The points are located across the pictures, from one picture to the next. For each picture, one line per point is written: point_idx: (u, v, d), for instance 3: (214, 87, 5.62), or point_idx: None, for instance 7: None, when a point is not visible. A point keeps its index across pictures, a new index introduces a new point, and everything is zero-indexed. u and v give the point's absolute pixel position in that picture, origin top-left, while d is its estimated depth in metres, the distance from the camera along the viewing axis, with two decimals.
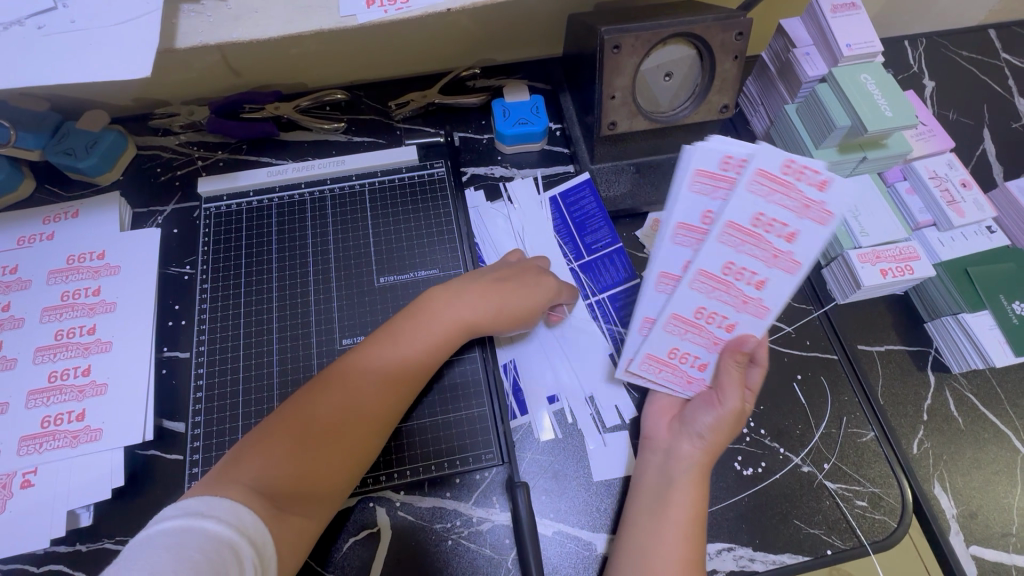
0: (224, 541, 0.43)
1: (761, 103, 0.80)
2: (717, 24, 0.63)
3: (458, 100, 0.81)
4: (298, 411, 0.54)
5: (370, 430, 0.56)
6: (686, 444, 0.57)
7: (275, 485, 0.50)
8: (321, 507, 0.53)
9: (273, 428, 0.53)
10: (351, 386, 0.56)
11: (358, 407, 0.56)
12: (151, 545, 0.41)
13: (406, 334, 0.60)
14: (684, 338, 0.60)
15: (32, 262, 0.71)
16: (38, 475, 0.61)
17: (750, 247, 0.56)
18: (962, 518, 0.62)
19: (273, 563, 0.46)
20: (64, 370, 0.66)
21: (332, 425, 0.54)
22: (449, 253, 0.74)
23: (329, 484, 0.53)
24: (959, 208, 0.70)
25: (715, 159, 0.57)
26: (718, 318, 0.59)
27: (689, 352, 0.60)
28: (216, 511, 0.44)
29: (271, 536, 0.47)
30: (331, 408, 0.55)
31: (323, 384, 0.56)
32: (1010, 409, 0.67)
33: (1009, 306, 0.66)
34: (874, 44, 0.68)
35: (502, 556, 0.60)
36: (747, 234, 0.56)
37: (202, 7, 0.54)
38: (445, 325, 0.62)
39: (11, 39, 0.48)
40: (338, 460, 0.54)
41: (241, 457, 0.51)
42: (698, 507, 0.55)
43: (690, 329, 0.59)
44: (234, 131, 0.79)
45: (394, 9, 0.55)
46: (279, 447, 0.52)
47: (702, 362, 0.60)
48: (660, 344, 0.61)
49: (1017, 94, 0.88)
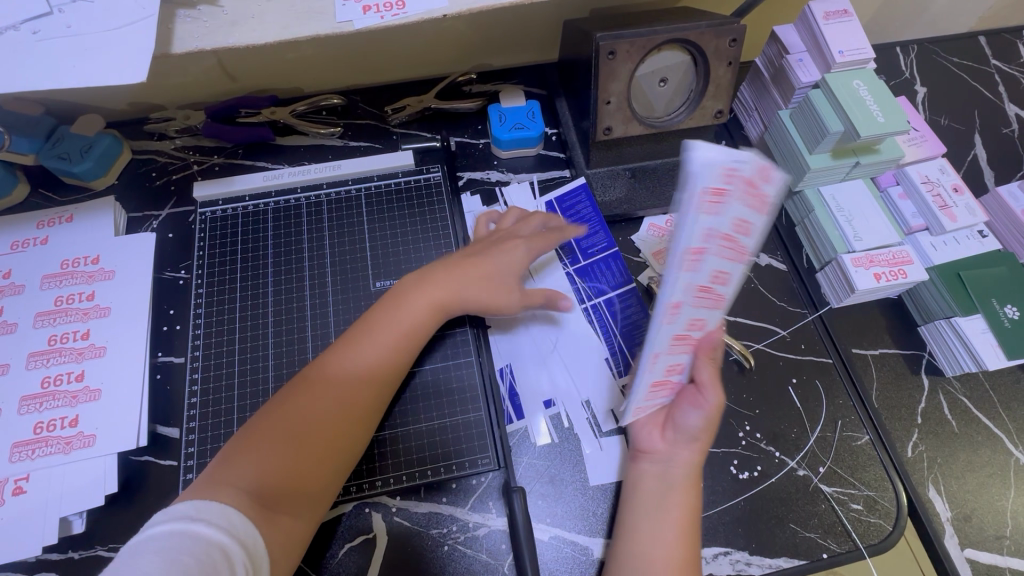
0: (214, 544, 0.43)
1: (755, 108, 0.81)
2: (711, 30, 0.63)
3: (453, 105, 0.81)
4: (282, 408, 0.54)
5: (355, 421, 0.56)
6: (686, 451, 0.55)
7: (266, 484, 0.50)
8: (313, 507, 0.53)
9: (258, 425, 0.53)
10: (331, 376, 0.56)
11: (343, 400, 0.56)
12: (143, 551, 0.41)
13: (384, 324, 0.60)
14: (668, 355, 0.47)
15: (25, 267, 0.71)
16: (30, 481, 0.61)
17: (724, 253, 0.40)
18: (957, 522, 0.63)
19: (265, 562, 0.46)
20: (57, 375, 0.66)
21: (320, 426, 0.54)
22: (436, 242, 0.75)
23: (318, 479, 0.53)
24: (951, 213, 0.71)
25: (710, 168, 0.37)
26: (697, 326, 0.46)
27: (675, 364, 0.49)
28: (207, 515, 0.44)
29: (261, 535, 0.47)
30: (318, 410, 0.54)
31: (306, 381, 0.56)
32: (1003, 413, 0.67)
33: (1001, 310, 0.67)
34: (866, 51, 0.68)
35: (499, 562, 0.60)
36: (725, 241, 0.40)
37: (197, 13, 0.54)
38: (424, 308, 0.62)
39: (7, 44, 0.48)
40: (325, 462, 0.54)
41: (228, 456, 0.51)
42: (696, 509, 0.55)
43: (676, 346, 0.47)
44: (228, 135, 0.79)
45: (390, 14, 0.55)
46: (265, 449, 0.51)
47: (679, 366, 0.50)
48: (656, 370, 0.48)
49: (1007, 100, 0.89)
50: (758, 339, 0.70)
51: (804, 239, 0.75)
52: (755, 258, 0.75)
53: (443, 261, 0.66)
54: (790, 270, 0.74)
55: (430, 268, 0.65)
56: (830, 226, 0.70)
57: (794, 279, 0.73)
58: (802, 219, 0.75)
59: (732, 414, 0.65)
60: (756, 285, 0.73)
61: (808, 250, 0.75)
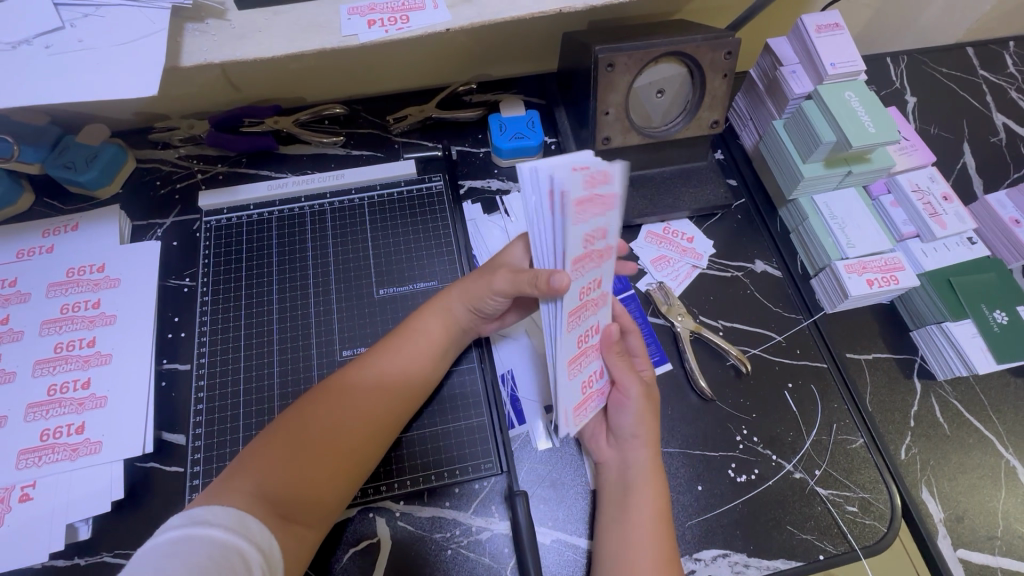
0: (230, 547, 0.43)
1: (750, 118, 0.82)
2: (707, 43, 0.65)
3: (454, 114, 0.83)
4: (296, 417, 0.55)
5: (369, 432, 0.57)
6: (635, 451, 0.58)
7: (282, 490, 0.51)
8: (324, 515, 0.54)
9: (273, 432, 0.54)
10: (345, 386, 0.58)
11: (357, 410, 0.57)
12: (158, 554, 0.42)
13: (399, 340, 0.63)
14: (580, 368, 0.54)
15: (31, 275, 0.72)
16: (37, 488, 0.61)
17: (586, 264, 0.49)
18: (950, 523, 0.64)
19: (280, 564, 0.47)
20: (63, 383, 0.66)
21: (335, 435, 0.55)
22: (439, 251, 0.76)
23: (331, 489, 0.54)
24: (941, 220, 0.73)
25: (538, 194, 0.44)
26: (591, 331, 0.54)
27: (590, 377, 0.56)
28: (220, 518, 0.45)
29: (275, 539, 0.47)
30: (333, 419, 0.56)
31: (320, 391, 0.58)
32: (994, 416, 0.69)
33: (990, 315, 0.68)
34: (857, 63, 0.70)
35: (502, 565, 0.61)
36: (582, 255, 0.48)
37: (206, 27, 0.55)
38: (434, 323, 0.64)
39: (19, 58, 0.49)
40: (339, 470, 0.55)
41: (242, 463, 0.52)
42: (664, 506, 0.56)
43: (580, 361, 0.53)
44: (231, 144, 0.80)
45: (395, 29, 0.56)
46: (281, 456, 0.52)
47: (596, 373, 0.56)
48: (574, 392, 0.53)
49: (994, 109, 0.91)
50: (754, 344, 0.71)
51: (798, 246, 0.77)
52: (751, 265, 0.76)
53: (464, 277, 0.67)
54: (785, 276, 0.75)
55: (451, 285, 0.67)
56: (823, 233, 0.72)
57: (790, 285, 0.75)
58: (797, 226, 0.76)
59: (730, 418, 0.67)
60: (751, 291, 0.74)
61: (803, 257, 0.76)
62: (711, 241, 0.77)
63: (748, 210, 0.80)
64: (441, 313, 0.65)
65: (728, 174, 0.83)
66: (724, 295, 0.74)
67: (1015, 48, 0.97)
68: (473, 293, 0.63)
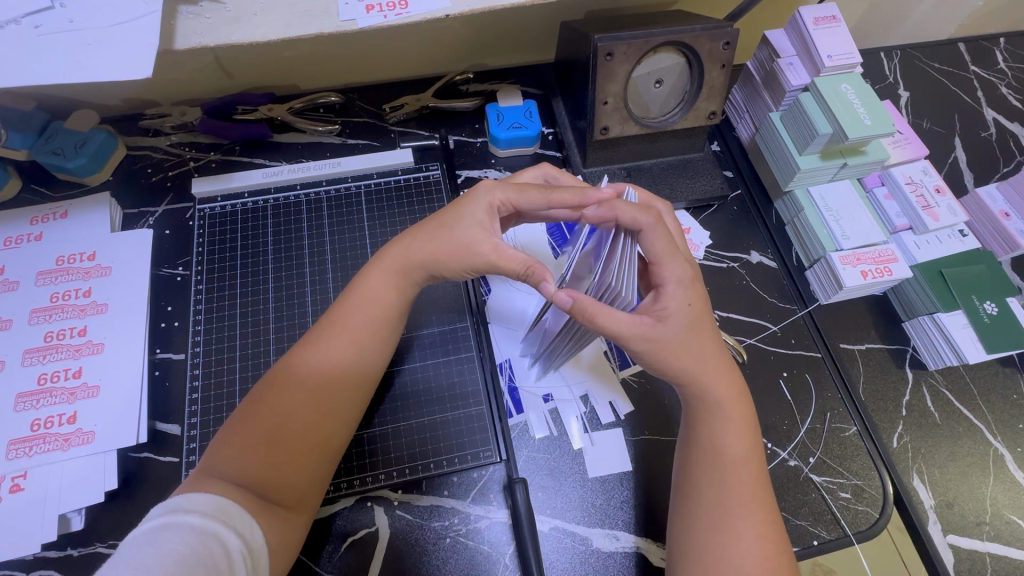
0: (208, 532, 0.43)
1: (746, 109, 0.83)
2: (706, 33, 0.65)
3: (450, 104, 0.82)
4: (260, 407, 0.53)
5: (339, 412, 0.56)
6: (723, 382, 0.54)
7: (259, 481, 0.50)
8: (303, 499, 0.54)
9: (241, 422, 0.52)
10: (305, 367, 0.55)
11: (321, 395, 0.54)
12: (135, 542, 0.41)
13: (357, 313, 0.57)
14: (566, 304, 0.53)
15: (19, 262, 0.70)
16: (28, 478, 0.60)
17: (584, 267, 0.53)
18: (939, 509, 0.65)
19: (259, 549, 0.47)
20: (54, 372, 0.65)
21: (303, 420, 0.53)
22: None
23: (307, 475, 0.53)
24: (933, 213, 0.74)
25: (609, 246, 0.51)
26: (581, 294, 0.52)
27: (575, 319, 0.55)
28: (198, 505, 0.45)
29: (258, 527, 0.48)
30: (297, 405, 0.53)
31: (280, 375, 0.54)
32: (982, 404, 0.70)
33: (979, 306, 0.69)
34: (854, 56, 0.71)
35: (500, 553, 0.61)
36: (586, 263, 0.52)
37: (200, 9, 0.54)
38: (382, 280, 0.58)
39: (7, 38, 0.48)
40: (312, 455, 0.54)
41: (214, 458, 0.51)
42: (763, 472, 0.54)
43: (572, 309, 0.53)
44: (223, 132, 0.79)
45: (393, 14, 0.55)
46: (251, 448, 0.51)
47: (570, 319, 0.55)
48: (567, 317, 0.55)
49: (985, 104, 0.92)
50: (750, 335, 0.72)
51: (794, 238, 0.77)
52: (746, 256, 0.77)
53: (423, 220, 0.61)
54: (780, 268, 0.76)
55: (407, 235, 0.59)
56: (818, 226, 0.72)
57: (785, 276, 0.76)
58: (792, 218, 0.77)
59: None
60: (747, 282, 0.75)
61: (798, 250, 0.77)
62: (708, 233, 0.78)
63: (744, 202, 0.81)
64: (389, 267, 0.59)
65: (724, 166, 0.84)
66: (722, 286, 0.75)
67: (1005, 44, 0.99)
68: (434, 256, 0.56)
